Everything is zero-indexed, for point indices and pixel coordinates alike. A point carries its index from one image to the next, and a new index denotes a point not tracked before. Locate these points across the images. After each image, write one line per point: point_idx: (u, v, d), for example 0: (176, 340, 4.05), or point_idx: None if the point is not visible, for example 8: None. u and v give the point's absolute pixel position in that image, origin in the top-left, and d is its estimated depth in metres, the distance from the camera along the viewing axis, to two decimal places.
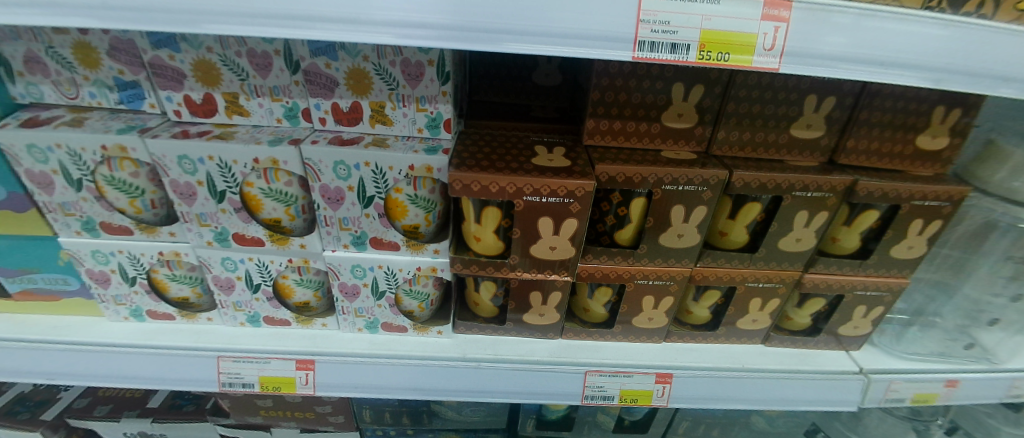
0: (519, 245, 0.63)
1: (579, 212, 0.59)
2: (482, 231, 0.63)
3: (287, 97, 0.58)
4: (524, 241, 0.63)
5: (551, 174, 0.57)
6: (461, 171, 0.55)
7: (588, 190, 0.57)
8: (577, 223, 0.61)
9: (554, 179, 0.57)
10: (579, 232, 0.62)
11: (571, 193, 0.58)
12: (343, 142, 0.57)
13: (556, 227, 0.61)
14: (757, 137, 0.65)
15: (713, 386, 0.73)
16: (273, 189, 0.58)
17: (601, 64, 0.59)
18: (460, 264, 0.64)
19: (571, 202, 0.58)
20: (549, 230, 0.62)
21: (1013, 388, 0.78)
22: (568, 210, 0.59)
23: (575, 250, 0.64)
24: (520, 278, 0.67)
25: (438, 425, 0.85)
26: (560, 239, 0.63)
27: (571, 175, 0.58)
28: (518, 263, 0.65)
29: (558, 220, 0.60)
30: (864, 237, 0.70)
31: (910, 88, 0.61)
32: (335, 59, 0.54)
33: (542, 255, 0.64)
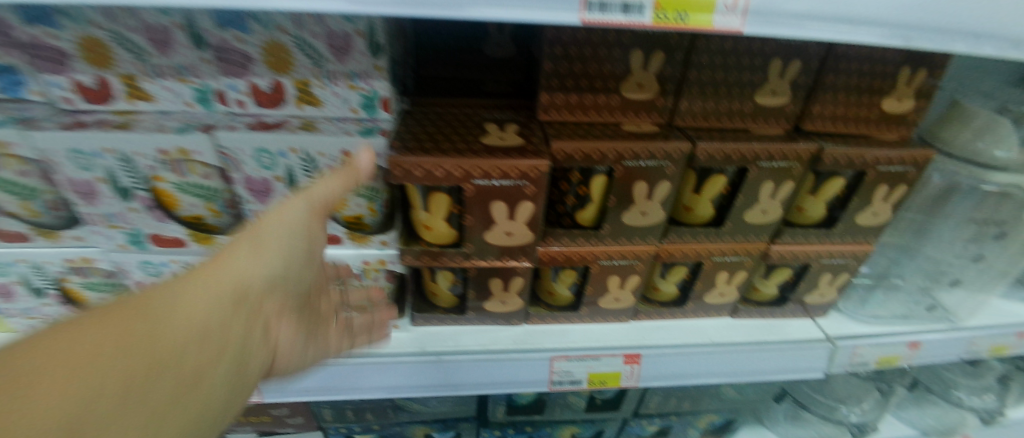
0: (473, 233, 0.59)
1: (535, 194, 0.55)
2: (432, 219, 0.58)
3: (195, 77, 0.50)
4: (478, 228, 0.58)
5: (502, 154, 0.53)
6: (401, 155, 0.50)
7: (542, 170, 0.53)
8: (533, 206, 0.56)
9: (505, 160, 0.52)
10: (535, 216, 0.58)
11: (525, 174, 0.53)
12: (265, 127, 0.51)
13: (511, 212, 0.57)
14: (721, 107, 0.61)
15: (682, 363, 0.72)
16: (188, 182, 0.51)
17: (552, 30, 0.54)
18: (411, 255, 0.59)
19: (525, 185, 0.54)
20: (503, 215, 0.57)
21: (972, 344, 0.78)
22: (523, 193, 0.55)
23: (533, 234, 0.60)
24: (478, 267, 0.62)
25: (405, 417, 0.82)
26: (517, 224, 0.59)
27: (523, 154, 0.53)
28: (474, 251, 0.61)
29: (512, 204, 0.56)
30: (830, 206, 0.68)
31: (877, 48, 0.58)
32: (246, 32, 0.47)
33: (498, 242, 0.60)
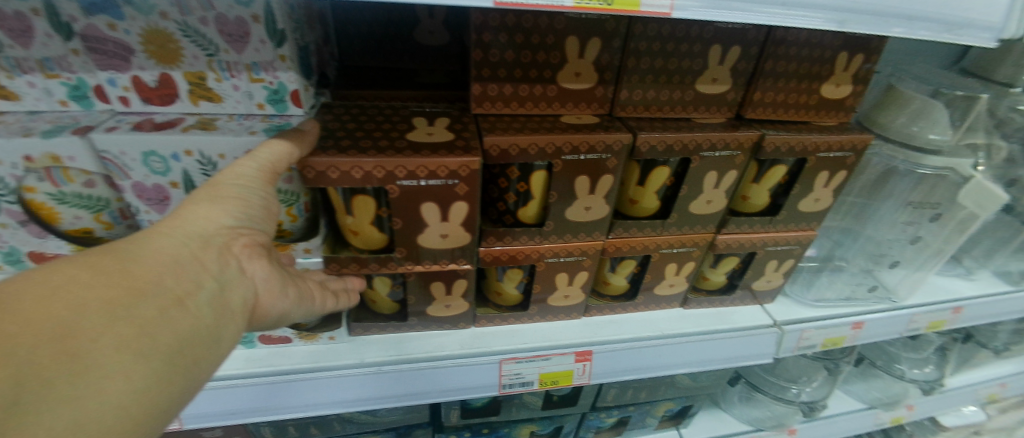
0: (404, 237, 0.53)
1: (468, 194, 0.50)
2: (357, 224, 0.53)
3: (67, 71, 0.44)
4: (409, 231, 0.53)
5: (428, 151, 0.47)
6: (310, 155, 0.44)
7: (473, 168, 0.48)
8: (468, 206, 0.52)
9: (432, 158, 0.47)
10: (471, 216, 0.53)
11: (456, 173, 0.48)
12: (154, 126, 0.45)
13: (444, 213, 0.52)
14: (662, 95, 0.59)
15: (635, 358, 0.70)
16: (66, 193, 0.45)
17: (478, 14, 0.49)
18: (337, 264, 0.54)
19: (457, 184, 0.49)
20: (436, 217, 0.52)
21: (912, 322, 0.82)
22: (455, 193, 0.50)
23: (471, 236, 0.55)
24: (414, 272, 0.58)
25: (353, 429, 0.78)
26: (452, 225, 0.54)
27: (453, 151, 0.48)
28: (407, 256, 0.56)
29: (444, 205, 0.51)
30: (773, 193, 0.68)
31: (815, 33, 0.57)
32: (119, 17, 0.41)
33: (433, 244, 0.55)
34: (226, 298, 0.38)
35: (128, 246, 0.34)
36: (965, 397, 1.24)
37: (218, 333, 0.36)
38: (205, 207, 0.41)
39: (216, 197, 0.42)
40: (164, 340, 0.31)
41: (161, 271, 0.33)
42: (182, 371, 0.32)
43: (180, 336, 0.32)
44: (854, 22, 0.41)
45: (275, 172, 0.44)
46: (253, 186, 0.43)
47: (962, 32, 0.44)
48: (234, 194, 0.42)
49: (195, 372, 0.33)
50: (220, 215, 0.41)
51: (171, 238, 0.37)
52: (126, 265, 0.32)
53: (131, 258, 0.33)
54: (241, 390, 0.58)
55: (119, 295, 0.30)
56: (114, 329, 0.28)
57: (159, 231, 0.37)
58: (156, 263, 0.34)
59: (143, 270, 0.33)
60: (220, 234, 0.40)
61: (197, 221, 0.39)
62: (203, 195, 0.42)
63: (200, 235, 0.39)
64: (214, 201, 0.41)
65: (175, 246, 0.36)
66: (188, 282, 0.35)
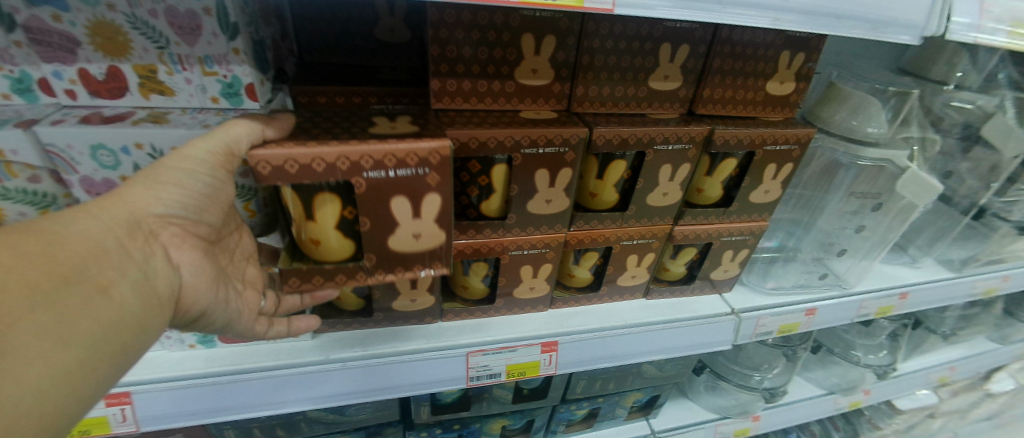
0: (372, 242, 0.48)
1: (443, 185, 0.45)
2: (319, 231, 0.48)
3: (8, 64, 0.43)
4: (377, 234, 0.47)
5: (394, 140, 0.43)
6: (265, 149, 0.40)
7: (444, 154, 0.43)
8: (440, 200, 0.46)
9: (401, 145, 0.42)
10: (445, 211, 0.48)
11: (427, 161, 0.43)
12: (103, 119, 0.44)
13: (415, 209, 0.47)
14: (617, 91, 0.61)
15: (600, 347, 0.72)
16: (9, 188, 0.44)
17: (434, 11, 0.50)
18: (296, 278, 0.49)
19: (429, 173, 0.44)
20: (407, 214, 0.47)
21: (862, 308, 0.87)
22: (428, 183, 0.45)
23: (446, 234, 0.49)
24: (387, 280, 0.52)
25: (321, 430, 0.77)
26: (425, 223, 0.48)
27: (422, 138, 0.44)
28: (376, 264, 0.50)
29: (417, 199, 0.46)
30: (726, 185, 0.71)
31: (757, 33, 0.60)
32: (65, 9, 0.41)
33: (407, 248, 0.49)
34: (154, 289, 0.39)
35: (53, 224, 0.34)
36: (918, 380, 1.31)
37: (143, 325, 0.37)
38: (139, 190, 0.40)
39: (156, 181, 0.41)
40: (87, 328, 0.32)
41: (87, 257, 0.34)
42: (102, 359, 0.33)
43: (105, 325, 0.33)
44: (786, 20, 0.44)
45: (231, 155, 0.42)
46: (199, 171, 0.42)
47: (886, 29, 0.48)
48: (175, 180, 0.41)
49: (118, 359, 0.34)
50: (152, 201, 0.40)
51: (100, 218, 0.37)
52: (52, 245, 0.32)
53: (57, 237, 0.33)
54: (202, 393, 0.57)
55: (43, 279, 0.30)
56: (37, 315, 0.29)
57: (90, 212, 0.37)
58: (83, 246, 0.34)
59: (68, 251, 0.33)
60: (153, 223, 0.40)
61: (127, 204, 0.39)
62: (141, 178, 0.41)
63: (130, 219, 0.38)
64: (152, 185, 0.40)
65: (105, 230, 0.36)
66: (114, 271, 0.36)
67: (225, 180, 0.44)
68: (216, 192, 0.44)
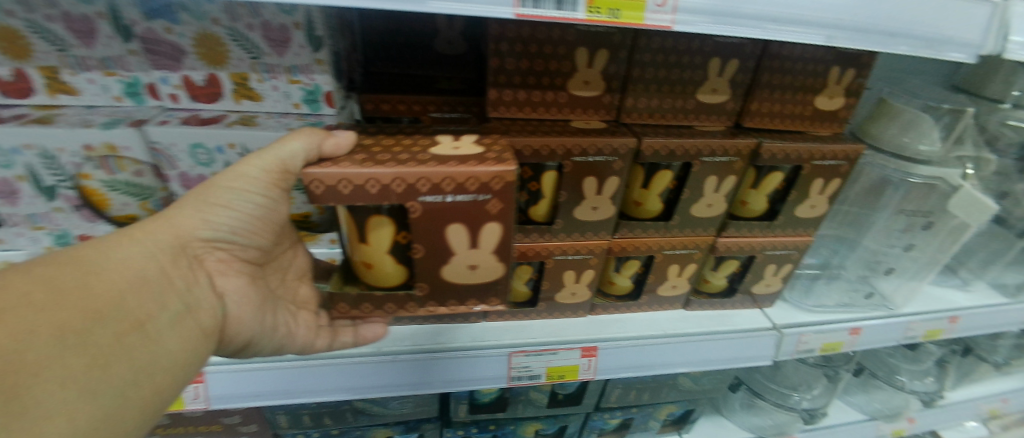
0: (424, 270, 0.45)
1: (503, 213, 0.42)
2: (372, 255, 0.45)
3: (124, 70, 0.48)
4: (431, 262, 0.44)
5: (455, 161, 0.40)
6: (320, 168, 0.37)
7: (508, 179, 0.40)
8: (500, 229, 0.43)
9: (461, 169, 0.39)
10: (504, 241, 0.44)
11: (489, 187, 0.40)
12: (201, 121, 0.49)
13: (473, 239, 0.43)
14: (665, 104, 0.63)
15: (638, 355, 0.73)
16: (118, 180, 0.49)
17: (496, 26, 0.53)
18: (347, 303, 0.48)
19: (489, 200, 0.41)
20: (463, 243, 0.44)
21: (910, 330, 0.83)
22: (488, 211, 0.41)
23: (503, 266, 0.46)
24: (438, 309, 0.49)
25: (365, 421, 0.81)
26: (482, 254, 0.45)
27: (485, 160, 0.40)
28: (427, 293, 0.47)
29: (474, 228, 0.42)
30: (771, 199, 0.71)
31: (808, 49, 0.61)
32: (176, 22, 0.46)
33: (461, 278, 0.47)
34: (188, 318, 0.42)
35: (92, 258, 0.37)
36: (968, 411, 1.24)
37: (173, 356, 0.39)
38: (185, 215, 0.45)
39: (204, 204, 0.45)
40: (119, 365, 0.34)
41: (124, 291, 0.37)
42: (133, 393, 0.35)
43: (136, 360, 0.35)
44: (840, 37, 0.45)
45: (283, 171, 0.45)
46: (244, 191, 0.46)
47: (942, 47, 0.48)
48: (223, 201, 0.45)
49: (150, 391, 0.37)
50: (195, 228, 0.45)
51: (135, 251, 0.40)
52: (90, 282, 0.35)
53: (96, 272, 0.36)
54: (266, 377, 0.61)
55: (77, 319, 0.33)
56: (70, 355, 0.31)
57: (127, 245, 0.40)
58: (120, 281, 0.37)
59: (106, 287, 0.36)
60: (195, 245, 0.45)
61: (169, 232, 0.43)
62: (193, 201, 0.45)
63: (169, 248, 0.42)
64: (200, 207, 0.45)
65: (140, 262, 0.40)
66: (151, 304, 0.38)
67: (275, 197, 0.47)
68: (263, 211, 0.48)
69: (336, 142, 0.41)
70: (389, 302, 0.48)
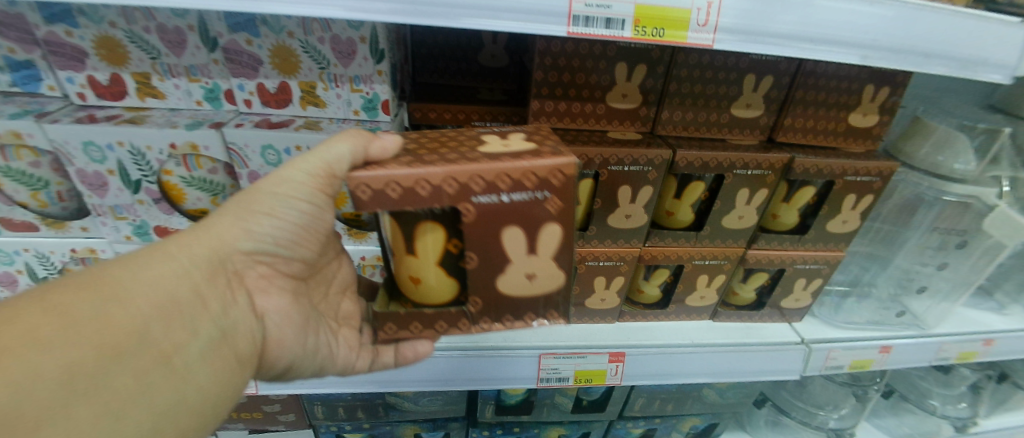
0: (480, 281, 0.44)
1: (562, 211, 0.41)
2: (420, 268, 0.44)
3: (206, 77, 0.54)
4: (488, 273, 0.43)
5: (508, 158, 0.39)
6: (367, 171, 0.37)
7: (567, 172, 0.39)
8: (559, 229, 0.42)
9: (516, 165, 0.38)
10: (563, 243, 0.43)
11: (547, 183, 0.39)
12: (272, 125, 0.54)
13: (530, 242, 0.42)
14: (700, 117, 0.65)
15: (666, 363, 0.74)
16: (195, 177, 0.55)
17: (542, 41, 0.57)
18: (392, 324, 0.47)
19: (548, 197, 0.40)
20: (520, 250, 0.43)
21: (942, 351, 0.82)
22: (547, 210, 0.40)
23: (562, 271, 0.45)
24: (493, 325, 0.47)
25: (395, 416, 0.84)
26: (540, 261, 0.44)
27: (539, 155, 0.39)
28: (482, 308, 0.46)
29: (533, 231, 0.41)
30: (803, 213, 0.72)
31: (842, 67, 0.63)
32: (256, 35, 0.50)
33: (519, 288, 0.45)
34: (219, 344, 0.40)
35: (117, 279, 0.34)
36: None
37: (197, 391, 0.36)
38: (227, 226, 0.43)
39: (245, 214, 0.43)
40: (136, 408, 0.31)
41: (149, 318, 0.34)
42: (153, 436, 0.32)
43: (156, 401, 0.33)
44: (874, 57, 0.47)
45: (330, 175, 0.43)
46: (288, 197, 0.44)
47: (976, 68, 0.49)
48: (268, 209, 0.44)
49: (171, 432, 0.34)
50: (235, 241, 0.43)
51: (166, 269, 0.37)
52: (112, 309, 0.32)
53: (121, 296, 0.33)
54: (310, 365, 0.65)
55: (91, 357, 0.29)
56: (82, 403, 0.28)
57: (159, 257, 0.37)
58: (147, 306, 0.34)
59: (130, 314, 0.33)
60: (234, 259, 0.43)
61: (208, 246, 0.41)
62: (235, 210, 0.44)
63: (203, 265, 0.40)
64: (242, 217, 0.43)
65: (171, 282, 0.37)
66: (180, 331, 0.36)
67: (319, 204, 0.45)
68: (308, 219, 0.46)
69: (382, 146, 0.40)
70: (440, 320, 0.47)
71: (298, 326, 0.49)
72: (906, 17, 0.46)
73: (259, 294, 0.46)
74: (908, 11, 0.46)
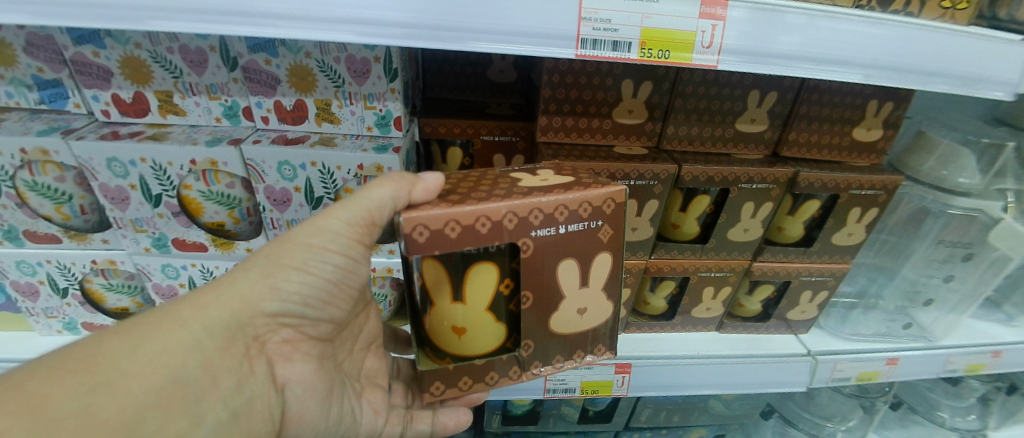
0: (534, 322, 0.44)
1: (612, 240, 0.43)
2: (468, 316, 0.43)
3: (226, 95, 0.56)
4: (541, 312, 0.44)
5: (559, 189, 0.40)
6: (424, 212, 0.36)
7: (616, 201, 0.41)
8: (609, 257, 0.44)
9: (573, 197, 0.39)
10: (612, 273, 0.45)
11: (600, 211, 0.41)
12: (288, 141, 0.55)
13: (583, 275, 0.43)
14: (705, 132, 0.66)
15: (673, 375, 0.74)
16: (213, 191, 0.57)
17: (550, 61, 0.58)
18: (443, 383, 0.45)
19: (600, 226, 0.41)
20: (574, 284, 0.43)
21: (949, 363, 0.82)
22: (599, 239, 0.42)
23: (610, 301, 0.46)
24: (544, 368, 0.47)
25: None
26: (591, 294, 0.45)
27: (589, 186, 0.41)
28: (534, 349, 0.46)
29: (586, 263, 0.43)
30: (808, 226, 0.73)
31: (846, 83, 0.64)
32: (275, 55, 0.52)
33: (572, 325, 0.46)
34: (219, 425, 0.37)
35: (116, 358, 0.31)
36: None
37: None
38: (252, 283, 0.41)
39: (271, 272, 0.42)
40: None
41: (146, 408, 0.31)
42: None
43: None
44: (878, 76, 0.48)
45: (372, 224, 0.45)
46: (321, 252, 0.43)
47: (978, 85, 0.50)
48: (298, 264, 0.43)
49: None
50: (261, 300, 0.41)
51: (174, 342, 0.34)
52: (104, 400, 0.29)
53: (117, 382, 0.30)
54: None
55: None
56: None
57: (170, 326, 0.35)
58: (143, 393, 0.31)
59: (123, 405, 0.29)
60: (255, 323, 0.41)
61: (229, 309, 0.39)
62: (262, 267, 0.42)
63: (219, 334, 0.38)
64: (270, 274, 0.42)
65: (177, 358, 0.34)
66: (178, 419, 0.33)
67: (354, 256, 0.45)
68: (340, 274, 0.46)
69: (426, 188, 0.41)
70: (490, 371, 0.46)
71: (318, 397, 0.50)
72: (908, 38, 0.47)
73: (281, 360, 0.45)
74: (910, 31, 0.46)
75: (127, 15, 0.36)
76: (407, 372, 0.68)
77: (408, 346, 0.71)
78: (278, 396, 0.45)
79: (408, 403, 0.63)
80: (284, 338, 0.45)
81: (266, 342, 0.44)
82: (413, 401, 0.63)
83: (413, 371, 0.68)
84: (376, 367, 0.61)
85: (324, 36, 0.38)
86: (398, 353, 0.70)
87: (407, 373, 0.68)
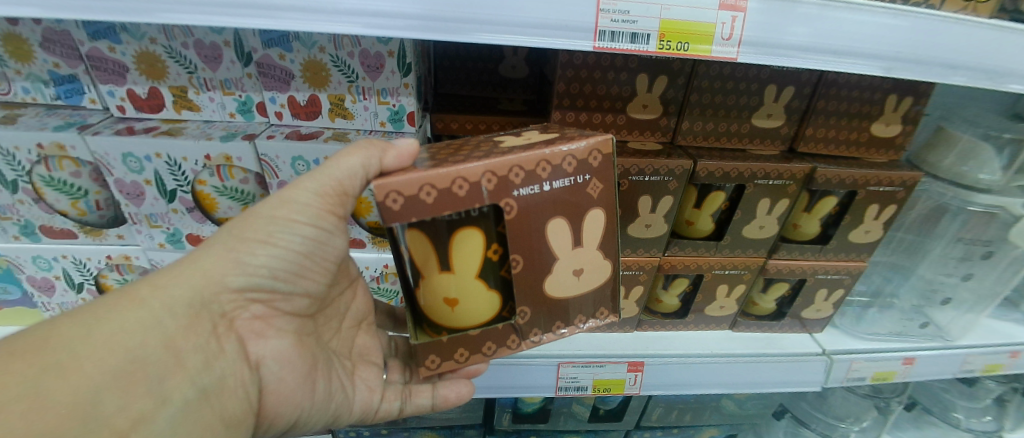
0: (528, 289, 0.43)
1: (604, 194, 0.42)
2: (459, 284, 0.42)
3: (240, 90, 0.56)
4: (535, 276, 0.43)
5: (541, 144, 0.39)
6: (397, 178, 0.35)
7: (603, 152, 0.40)
8: (602, 214, 0.43)
9: (556, 151, 0.38)
10: (606, 230, 0.44)
11: (586, 165, 0.40)
12: (301, 137, 0.55)
13: (575, 235, 0.42)
14: (720, 127, 0.65)
15: (684, 373, 0.74)
16: (227, 186, 0.57)
17: (565, 54, 0.57)
18: (437, 356, 0.44)
19: (589, 180, 0.40)
20: (566, 245, 0.43)
21: (967, 363, 0.81)
22: (589, 194, 0.41)
23: (605, 260, 0.45)
24: (543, 336, 0.46)
25: (413, 423, 0.89)
26: (585, 255, 0.44)
27: (575, 139, 0.40)
28: (532, 318, 0.45)
29: (577, 221, 0.42)
30: (824, 223, 0.72)
31: (864, 77, 0.63)
32: (289, 50, 0.52)
33: (568, 289, 0.45)
34: (188, 404, 0.36)
35: (68, 339, 0.31)
36: None
37: None
38: (214, 260, 0.40)
39: (234, 248, 0.41)
40: None
41: (101, 390, 0.30)
42: None
43: None
44: (899, 69, 0.46)
45: (343, 193, 0.44)
46: (289, 224, 0.42)
47: (1001, 79, 0.49)
48: (262, 237, 0.42)
49: None
50: (225, 276, 0.41)
51: (131, 322, 0.34)
52: (54, 383, 0.28)
53: (68, 365, 0.30)
54: None
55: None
56: None
57: (126, 306, 0.34)
58: (97, 374, 0.30)
59: (76, 387, 0.29)
60: (219, 300, 0.41)
61: (189, 286, 0.39)
62: (223, 241, 0.41)
63: (182, 313, 0.37)
64: (231, 249, 0.41)
65: (134, 337, 0.33)
66: (139, 398, 0.32)
67: (326, 227, 0.44)
68: (312, 245, 0.44)
69: (397, 153, 0.40)
70: (487, 341, 0.45)
71: (299, 374, 0.49)
72: (933, 30, 0.45)
73: (253, 337, 0.45)
74: (937, 23, 0.45)
75: (138, 9, 0.35)
76: (405, 348, 0.65)
77: (403, 324, 0.69)
78: (253, 373, 0.45)
79: (405, 379, 0.61)
80: (254, 314, 0.45)
81: (235, 319, 0.43)
82: (411, 376, 0.62)
83: (410, 348, 0.65)
84: (369, 344, 0.61)
85: (335, 30, 0.37)
86: (393, 331, 0.68)
87: (406, 350, 0.65)
